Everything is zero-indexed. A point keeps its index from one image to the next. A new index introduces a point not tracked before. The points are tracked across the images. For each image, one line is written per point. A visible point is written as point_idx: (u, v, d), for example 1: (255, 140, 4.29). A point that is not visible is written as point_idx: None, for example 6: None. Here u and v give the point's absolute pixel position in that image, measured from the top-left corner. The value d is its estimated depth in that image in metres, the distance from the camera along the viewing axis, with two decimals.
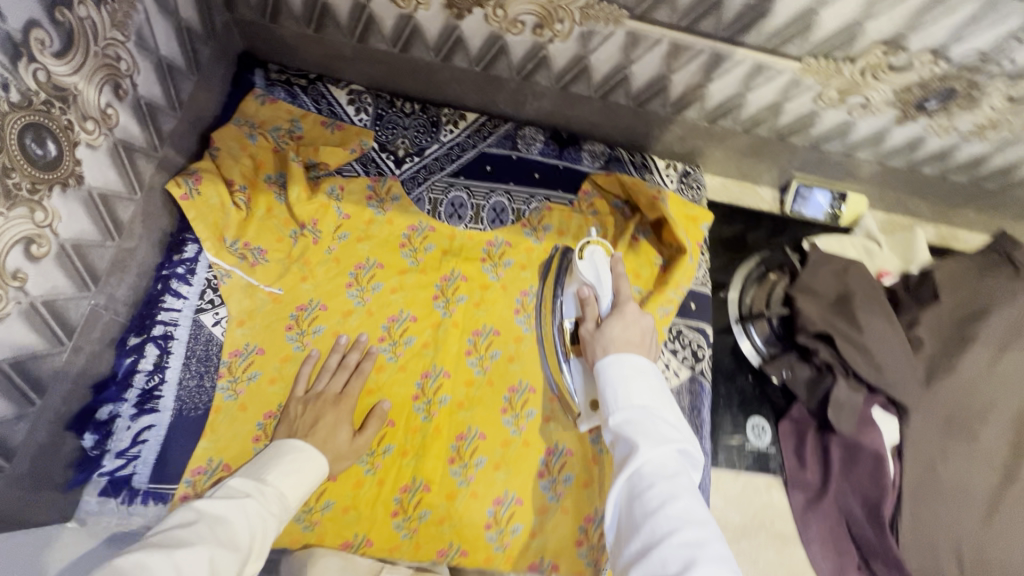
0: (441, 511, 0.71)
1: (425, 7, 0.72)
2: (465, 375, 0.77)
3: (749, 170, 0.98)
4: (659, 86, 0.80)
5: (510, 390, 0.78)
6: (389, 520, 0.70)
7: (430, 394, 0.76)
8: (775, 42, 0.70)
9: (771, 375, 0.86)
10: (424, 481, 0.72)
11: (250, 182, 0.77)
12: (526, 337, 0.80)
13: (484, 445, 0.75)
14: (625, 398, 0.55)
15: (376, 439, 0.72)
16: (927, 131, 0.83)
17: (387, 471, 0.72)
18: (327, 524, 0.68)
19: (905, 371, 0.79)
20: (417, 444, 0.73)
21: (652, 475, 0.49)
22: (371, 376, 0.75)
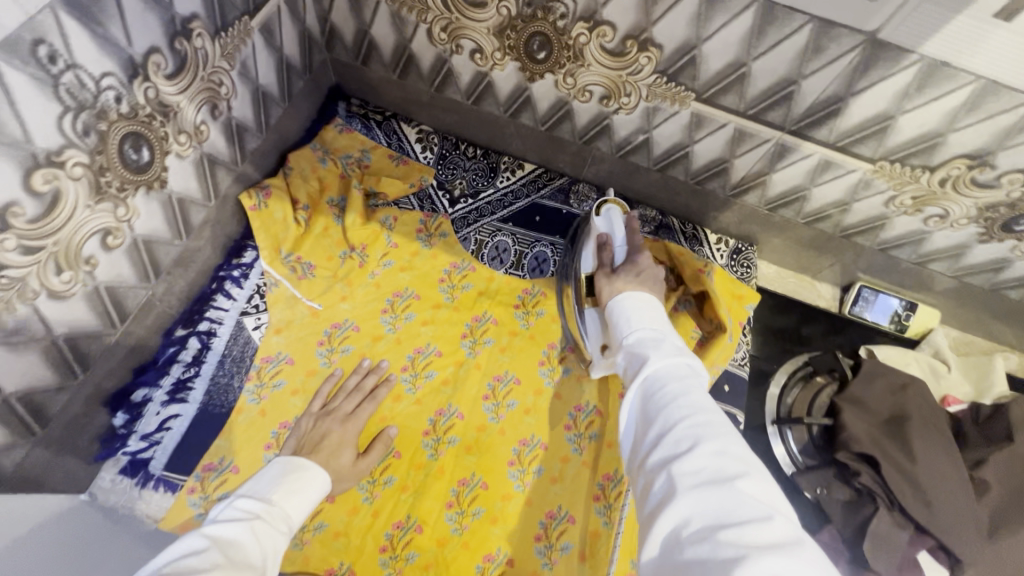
0: (429, 556, 0.68)
1: (500, 67, 0.76)
2: (478, 419, 0.76)
3: (808, 263, 0.94)
4: (720, 167, 0.80)
5: (520, 442, 0.76)
6: (376, 555, 0.67)
7: (440, 432, 0.75)
8: (847, 142, 0.68)
9: (803, 489, 0.78)
10: (418, 520, 0.70)
11: (314, 203, 0.83)
12: (546, 392, 0.79)
13: (484, 495, 0.72)
14: (634, 325, 0.57)
15: (379, 468, 0.72)
16: (1014, 254, 0.76)
17: (383, 503, 0.70)
18: (315, 546, 0.67)
19: (962, 517, 0.70)
20: (418, 481, 0.72)
21: (663, 377, 0.48)
22: (386, 404, 0.76)
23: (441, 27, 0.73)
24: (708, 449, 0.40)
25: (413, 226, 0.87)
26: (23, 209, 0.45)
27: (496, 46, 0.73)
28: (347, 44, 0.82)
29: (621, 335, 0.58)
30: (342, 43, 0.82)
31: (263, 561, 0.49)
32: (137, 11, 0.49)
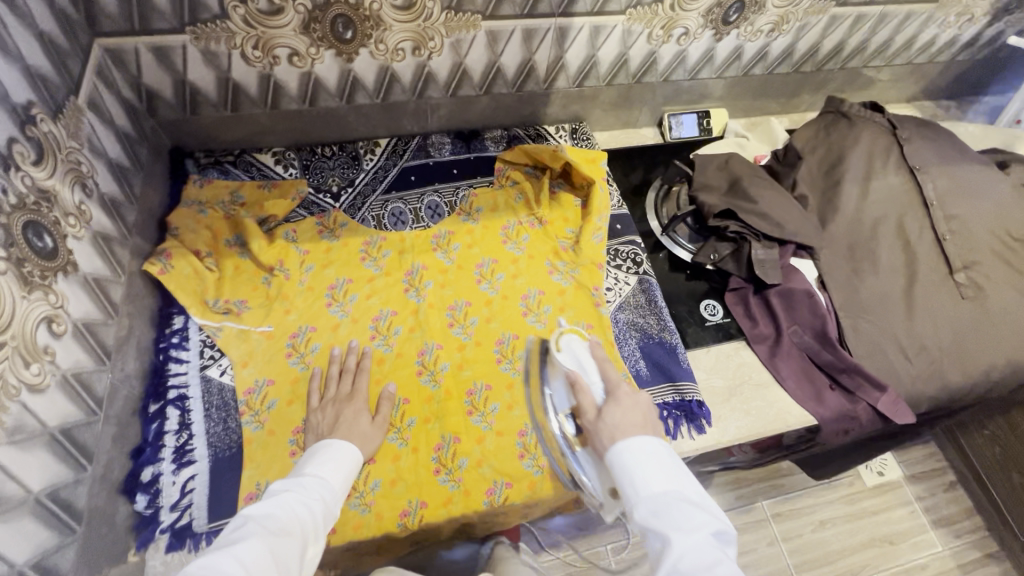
0: (476, 455, 0.79)
1: (319, 60, 0.86)
2: (454, 343, 0.87)
3: (626, 117, 1.16)
4: (528, 68, 0.97)
5: (498, 342, 0.88)
6: (434, 479, 0.76)
7: (431, 366, 0.84)
8: (599, 5, 0.89)
9: (705, 263, 1.00)
10: (453, 435, 0.79)
11: (214, 248, 0.87)
12: (494, 298, 0.92)
13: (493, 393, 0.83)
14: (641, 489, 0.60)
15: (398, 417, 0.80)
16: (741, 39, 1.04)
17: (417, 439, 0.79)
18: (381, 501, 0.74)
19: (798, 221, 0.97)
20: (435, 409, 0.81)
21: (689, 572, 0.51)
22: (374, 370, 0.83)
23: (253, 45, 0.81)
24: None
25: (314, 230, 0.94)
26: None
27: (308, 43, 0.83)
28: (170, 101, 0.86)
29: (631, 499, 0.61)
30: (165, 102, 0.86)
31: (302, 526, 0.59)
32: None
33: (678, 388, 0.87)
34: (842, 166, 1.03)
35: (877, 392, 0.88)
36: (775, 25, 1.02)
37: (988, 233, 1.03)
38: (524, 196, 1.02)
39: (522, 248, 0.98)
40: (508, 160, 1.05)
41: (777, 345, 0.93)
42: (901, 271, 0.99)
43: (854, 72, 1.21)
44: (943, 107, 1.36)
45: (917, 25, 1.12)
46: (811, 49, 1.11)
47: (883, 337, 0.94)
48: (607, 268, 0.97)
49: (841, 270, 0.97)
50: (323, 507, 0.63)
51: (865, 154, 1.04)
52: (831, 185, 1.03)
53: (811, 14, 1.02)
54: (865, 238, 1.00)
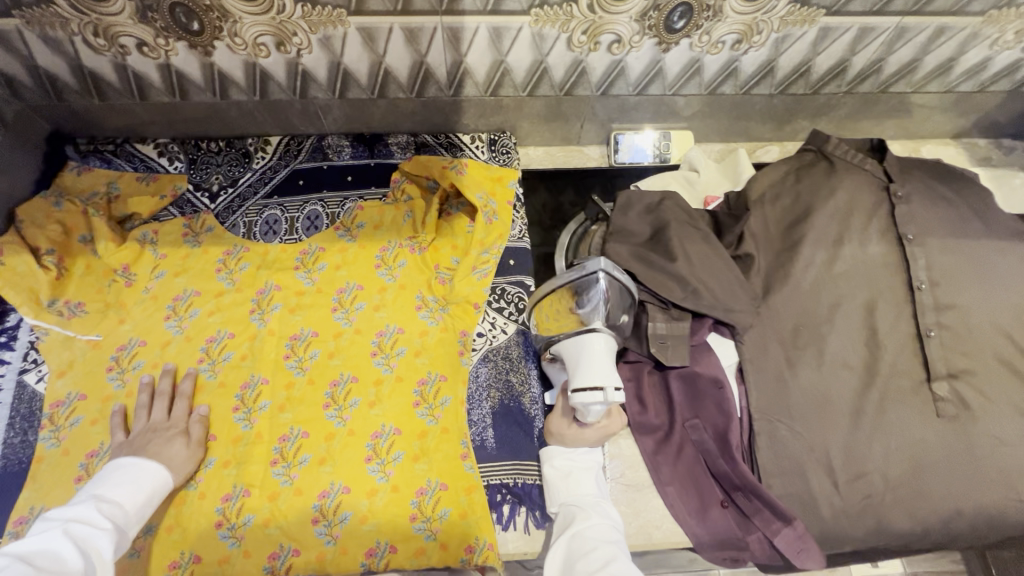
0: (265, 513, 0.70)
1: (173, 52, 0.77)
2: (284, 378, 0.78)
3: (565, 133, 0.99)
4: (423, 71, 0.84)
5: (331, 384, 0.78)
6: (213, 532, 0.69)
7: (250, 403, 0.76)
8: (493, 3, 0.73)
9: None
10: (245, 486, 0.71)
11: (60, 245, 0.82)
12: (346, 332, 0.82)
13: (307, 443, 0.74)
14: (570, 485, 0.70)
15: (198, 455, 0.73)
16: (697, 51, 0.83)
17: (209, 484, 0.71)
18: (153, 547, 0.68)
19: (725, 290, 0.78)
20: (239, 453, 0.73)
21: (594, 539, 0.61)
22: (190, 397, 0.76)
23: (93, 33, 0.74)
24: None
25: (177, 231, 0.88)
26: None
27: (153, 33, 0.74)
28: (31, 86, 0.82)
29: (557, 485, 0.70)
30: (25, 87, 0.81)
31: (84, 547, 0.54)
32: None
33: (519, 468, 0.74)
34: (805, 224, 0.81)
35: (778, 523, 0.70)
36: (741, 37, 0.81)
37: (998, 333, 0.77)
38: (412, 216, 0.90)
39: (394, 275, 0.86)
40: (407, 171, 0.92)
41: (666, 440, 0.77)
42: (857, 370, 0.77)
43: (868, 98, 0.95)
44: (1002, 149, 1.06)
45: (956, 44, 0.85)
46: (799, 67, 0.87)
47: (806, 453, 0.73)
48: (484, 310, 0.83)
49: (769, 359, 0.77)
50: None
51: (839, 212, 0.82)
52: (787, 247, 0.82)
53: (791, 24, 0.79)
54: (815, 320, 0.79)
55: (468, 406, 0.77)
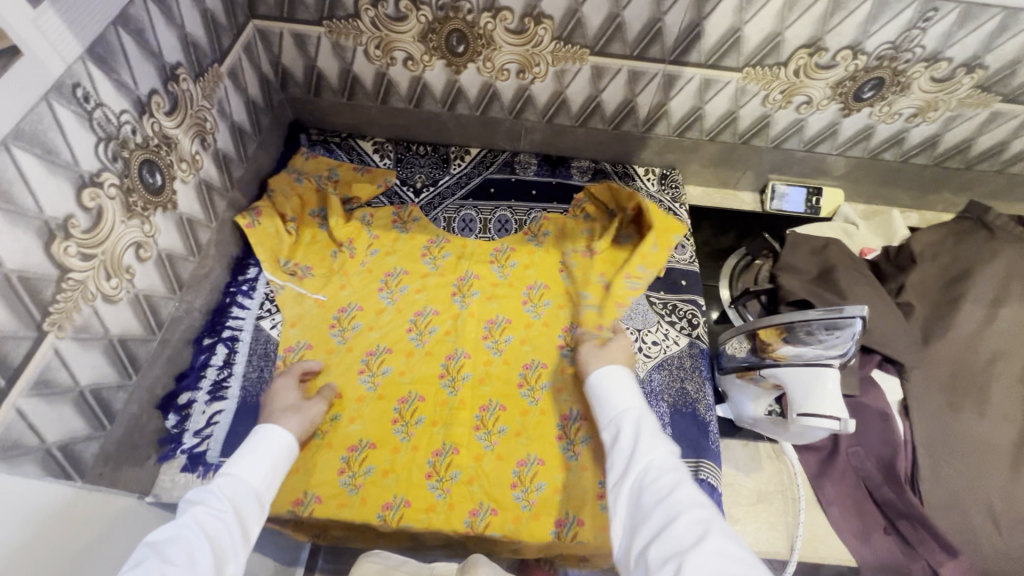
0: (470, 471, 0.77)
1: (431, 67, 0.92)
2: (484, 354, 0.87)
3: (726, 177, 1.10)
4: (628, 108, 0.96)
5: (524, 367, 0.86)
6: (424, 482, 0.76)
7: (454, 372, 0.85)
8: (715, 58, 0.85)
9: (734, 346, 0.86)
10: (454, 445, 0.79)
11: (299, 215, 0.95)
12: (535, 324, 0.91)
13: (505, 415, 0.82)
14: (619, 403, 0.66)
15: (410, 411, 0.81)
16: (874, 119, 0.94)
17: (420, 438, 0.79)
18: (369, 488, 0.75)
19: (895, 329, 0.85)
20: (445, 415, 0.81)
21: (658, 468, 0.55)
22: (402, 360, 0.85)
23: (375, 45, 0.89)
24: (710, 546, 0.46)
25: (388, 216, 1.00)
26: (80, 219, 0.56)
27: (423, 50, 0.88)
28: (299, 81, 0.97)
29: (609, 412, 0.67)
30: (295, 81, 0.97)
31: (222, 536, 0.52)
32: (138, 59, 0.62)
33: (698, 464, 0.79)
34: (966, 282, 0.89)
35: (944, 555, 0.73)
36: (919, 111, 0.91)
37: None
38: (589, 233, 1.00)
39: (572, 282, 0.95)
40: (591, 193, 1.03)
41: (830, 462, 0.82)
42: (1017, 423, 0.82)
43: (1014, 180, 1.04)
44: None
45: None
46: (960, 144, 0.97)
47: (970, 492, 0.78)
48: (658, 321, 0.91)
49: (932, 400, 0.83)
50: (236, 512, 0.56)
51: (999, 277, 0.89)
52: (947, 301, 0.89)
53: (966, 106, 0.89)
54: (974, 370, 0.85)
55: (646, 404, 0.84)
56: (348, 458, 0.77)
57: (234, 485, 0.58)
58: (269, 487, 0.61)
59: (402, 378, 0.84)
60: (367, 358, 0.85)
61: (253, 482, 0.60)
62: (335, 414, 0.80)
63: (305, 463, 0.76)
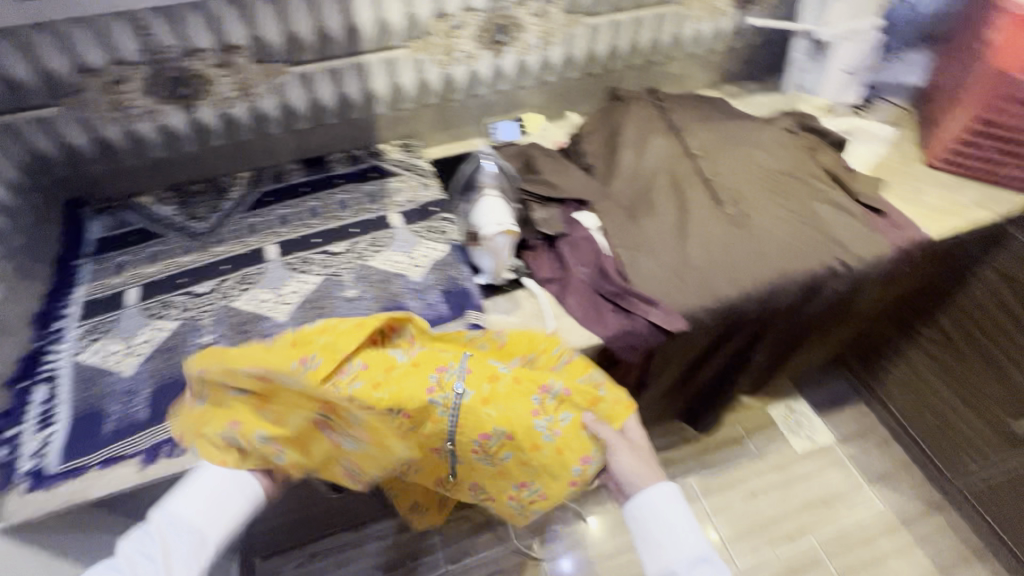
0: (545, 489, 0.86)
1: (168, 113, 1.12)
2: (507, 467, 0.87)
3: (454, 131, 1.41)
4: (344, 100, 1.23)
5: (534, 411, 0.82)
6: (524, 487, 0.88)
7: (493, 449, 0.85)
8: (380, 42, 1.16)
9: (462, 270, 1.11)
10: (539, 486, 0.87)
11: (431, 340, 0.89)
12: (544, 445, 0.82)
13: (542, 490, 0.87)
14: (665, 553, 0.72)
15: (501, 446, 0.84)
16: (520, 54, 1.29)
17: (509, 465, 0.87)
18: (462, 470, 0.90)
19: (578, 183, 1.18)
20: (540, 461, 0.83)
21: None
22: (526, 447, 0.82)
23: (112, 109, 1.08)
24: None
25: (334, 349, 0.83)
26: None
27: (154, 100, 1.09)
28: (59, 162, 1.12)
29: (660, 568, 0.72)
30: (54, 163, 1.11)
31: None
32: None
33: (464, 317, 1.04)
34: (617, 137, 1.25)
35: (650, 307, 1.03)
36: (545, 39, 1.28)
37: (750, 174, 1.21)
38: (563, 393, 0.83)
39: (553, 432, 0.82)
40: (414, 414, 0.83)
41: (567, 284, 1.08)
42: (677, 210, 1.16)
43: (641, 69, 1.46)
44: (745, 88, 1.58)
45: (672, 24, 1.38)
46: (587, 55, 1.36)
47: (658, 262, 1.09)
48: (423, 241, 1.16)
49: (616, 218, 1.14)
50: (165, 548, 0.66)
51: (637, 125, 1.26)
52: (612, 153, 1.24)
53: (569, 27, 1.28)
54: (641, 190, 1.18)
55: (422, 295, 1.07)
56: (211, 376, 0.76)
57: (172, 529, 0.68)
58: (213, 525, 0.70)
59: (522, 456, 0.84)
60: (185, 345, 0.99)
61: None
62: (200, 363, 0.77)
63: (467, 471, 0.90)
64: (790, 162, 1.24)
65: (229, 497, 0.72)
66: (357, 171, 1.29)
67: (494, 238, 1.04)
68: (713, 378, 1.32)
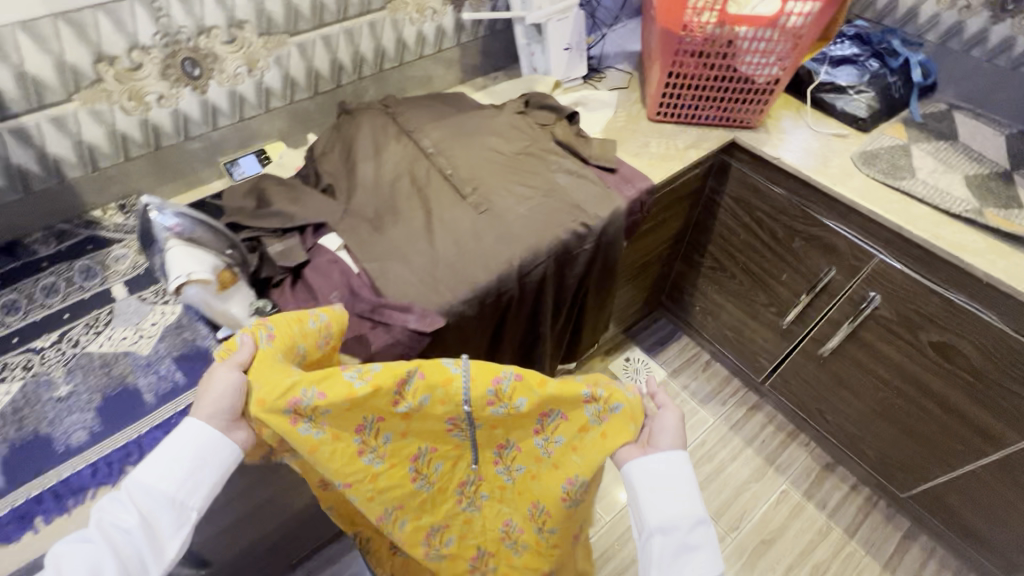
0: (510, 488, 0.95)
1: None
2: (451, 460, 0.91)
3: (184, 177, 1.28)
4: (16, 172, 1.06)
5: (567, 480, 0.87)
6: (473, 493, 0.96)
7: (422, 470, 0.89)
8: (36, 100, 1.01)
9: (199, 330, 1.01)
10: (522, 462, 0.92)
11: (477, 403, 0.81)
12: (545, 459, 0.89)
13: (525, 467, 0.92)
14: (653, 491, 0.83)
15: (485, 442, 0.89)
16: (228, 85, 1.21)
17: (467, 456, 0.91)
18: (392, 451, 0.84)
19: (314, 206, 1.13)
20: (513, 432, 0.87)
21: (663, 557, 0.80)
22: (524, 449, 0.89)
23: None
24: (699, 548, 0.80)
25: (338, 379, 0.77)
26: None
27: None
28: None
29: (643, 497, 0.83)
30: None
31: (128, 556, 0.68)
32: None
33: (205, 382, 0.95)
34: (351, 151, 1.22)
35: (403, 314, 1.02)
36: (250, 65, 1.21)
37: (487, 160, 1.25)
38: (567, 419, 0.85)
39: (551, 445, 0.87)
40: (489, 412, 0.82)
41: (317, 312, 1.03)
42: (421, 211, 1.16)
43: (377, 78, 1.45)
44: (489, 78, 1.64)
45: (391, 30, 1.38)
46: (309, 74, 1.32)
47: (407, 266, 1.08)
48: (153, 306, 1.04)
49: (360, 232, 1.11)
50: (144, 519, 0.71)
51: (370, 136, 1.24)
52: (350, 168, 1.21)
53: (274, 49, 1.22)
54: (384, 199, 1.17)
55: (152, 369, 0.95)
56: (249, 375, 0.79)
57: (148, 497, 0.73)
58: (189, 492, 0.75)
59: (458, 463, 0.92)
60: None
61: (155, 488, 0.73)
62: (271, 323, 0.85)
63: (392, 496, 0.86)
64: (525, 141, 1.31)
65: (206, 463, 0.76)
66: (67, 248, 1.11)
67: (184, 291, 0.92)
68: (514, 359, 1.36)
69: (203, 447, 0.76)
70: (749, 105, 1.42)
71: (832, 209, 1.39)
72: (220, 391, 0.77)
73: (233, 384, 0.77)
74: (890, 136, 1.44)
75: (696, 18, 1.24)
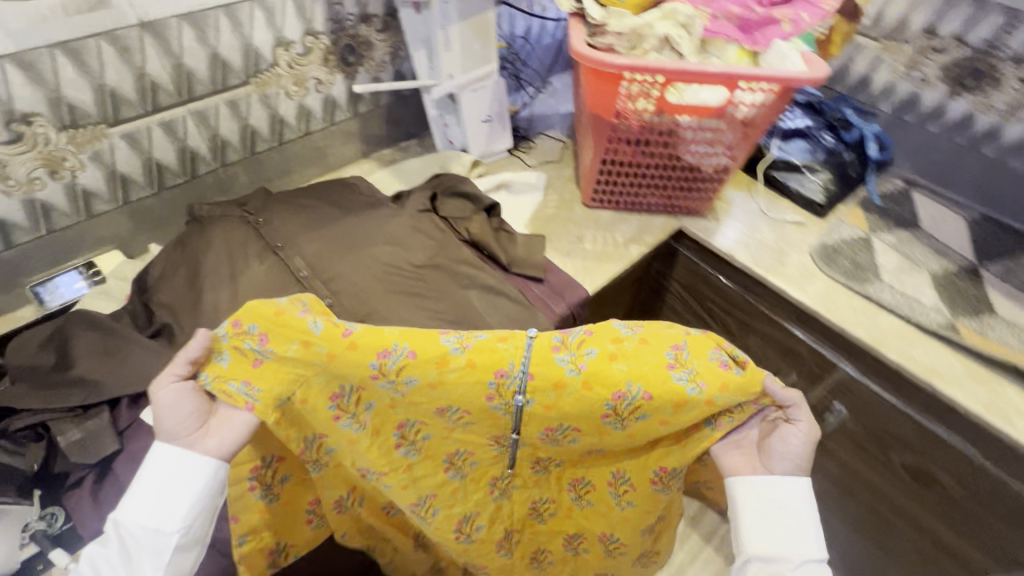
0: (567, 475, 0.92)
1: None
2: (486, 465, 0.87)
3: None
4: None
5: (615, 476, 0.87)
6: (520, 491, 0.94)
7: (457, 462, 0.86)
8: None
9: None
10: (591, 473, 0.87)
11: (529, 392, 0.75)
12: (613, 434, 0.79)
13: (586, 475, 0.90)
14: (762, 514, 0.74)
15: (534, 447, 0.84)
16: (20, 194, 0.90)
17: (519, 469, 0.90)
18: (424, 457, 0.84)
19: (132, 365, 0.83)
20: (594, 439, 0.80)
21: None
22: (597, 438, 0.80)
23: None
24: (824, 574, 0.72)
25: (367, 360, 0.70)
26: None
27: None
28: None
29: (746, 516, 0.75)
30: None
31: None
32: None
33: None
34: (197, 276, 0.94)
35: None
36: (50, 167, 0.91)
37: (381, 281, 0.98)
38: (653, 414, 0.75)
39: (626, 423, 0.77)
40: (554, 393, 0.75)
41: None
42: None
43: (250, 163, 1.16)
44: (400, 151, 1.39)
45: (262, 106, 1.10)
46: (149, 168, 1.02)
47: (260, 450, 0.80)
48: None
49: None
50: (127, 545, 0.66)
51: (224, 253, 0.96)
52: (194, 300, 0.92)
53: (88, 144, 0.93)
54: None
55: None
56: (212, 381, 0.69)
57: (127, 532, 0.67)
58: (168, 516, 0.67)
59: (520, 461, 0.87)
60: None
61: (126, 528, 0.67)
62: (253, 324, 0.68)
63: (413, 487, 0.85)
64: (431, 248, 1.05)
65: (183, 479, 0.68)
66: None
67: None
68: None
69: (169, 472, 0.68)
70: (696, 193, 1.23)
71: (789, 313, 1.21)
72: (169, 405, 0.68)
73: (185, 399, 0.68)
74: (850, 224, 1.28)
75: (630, 105, 1.02)
